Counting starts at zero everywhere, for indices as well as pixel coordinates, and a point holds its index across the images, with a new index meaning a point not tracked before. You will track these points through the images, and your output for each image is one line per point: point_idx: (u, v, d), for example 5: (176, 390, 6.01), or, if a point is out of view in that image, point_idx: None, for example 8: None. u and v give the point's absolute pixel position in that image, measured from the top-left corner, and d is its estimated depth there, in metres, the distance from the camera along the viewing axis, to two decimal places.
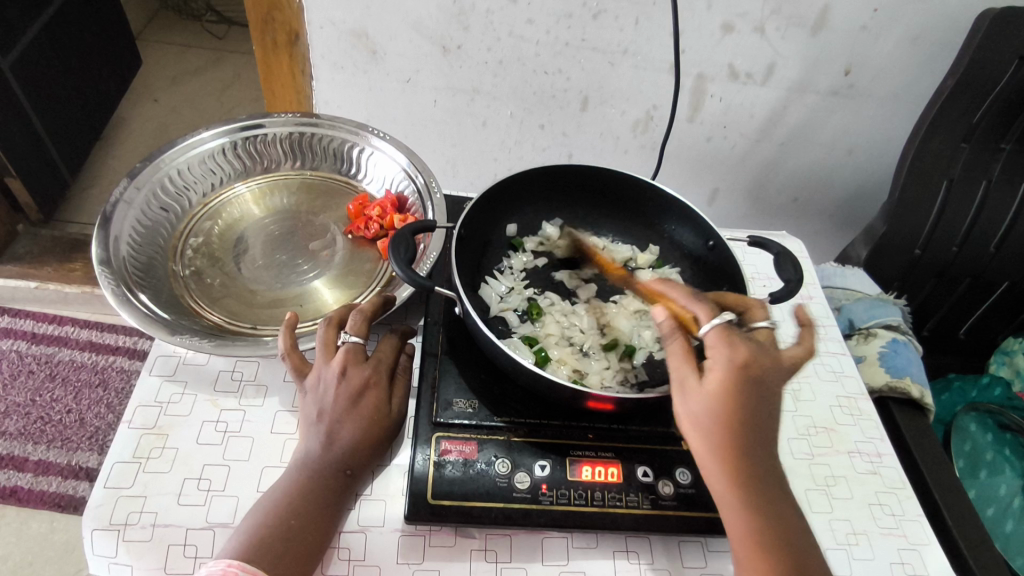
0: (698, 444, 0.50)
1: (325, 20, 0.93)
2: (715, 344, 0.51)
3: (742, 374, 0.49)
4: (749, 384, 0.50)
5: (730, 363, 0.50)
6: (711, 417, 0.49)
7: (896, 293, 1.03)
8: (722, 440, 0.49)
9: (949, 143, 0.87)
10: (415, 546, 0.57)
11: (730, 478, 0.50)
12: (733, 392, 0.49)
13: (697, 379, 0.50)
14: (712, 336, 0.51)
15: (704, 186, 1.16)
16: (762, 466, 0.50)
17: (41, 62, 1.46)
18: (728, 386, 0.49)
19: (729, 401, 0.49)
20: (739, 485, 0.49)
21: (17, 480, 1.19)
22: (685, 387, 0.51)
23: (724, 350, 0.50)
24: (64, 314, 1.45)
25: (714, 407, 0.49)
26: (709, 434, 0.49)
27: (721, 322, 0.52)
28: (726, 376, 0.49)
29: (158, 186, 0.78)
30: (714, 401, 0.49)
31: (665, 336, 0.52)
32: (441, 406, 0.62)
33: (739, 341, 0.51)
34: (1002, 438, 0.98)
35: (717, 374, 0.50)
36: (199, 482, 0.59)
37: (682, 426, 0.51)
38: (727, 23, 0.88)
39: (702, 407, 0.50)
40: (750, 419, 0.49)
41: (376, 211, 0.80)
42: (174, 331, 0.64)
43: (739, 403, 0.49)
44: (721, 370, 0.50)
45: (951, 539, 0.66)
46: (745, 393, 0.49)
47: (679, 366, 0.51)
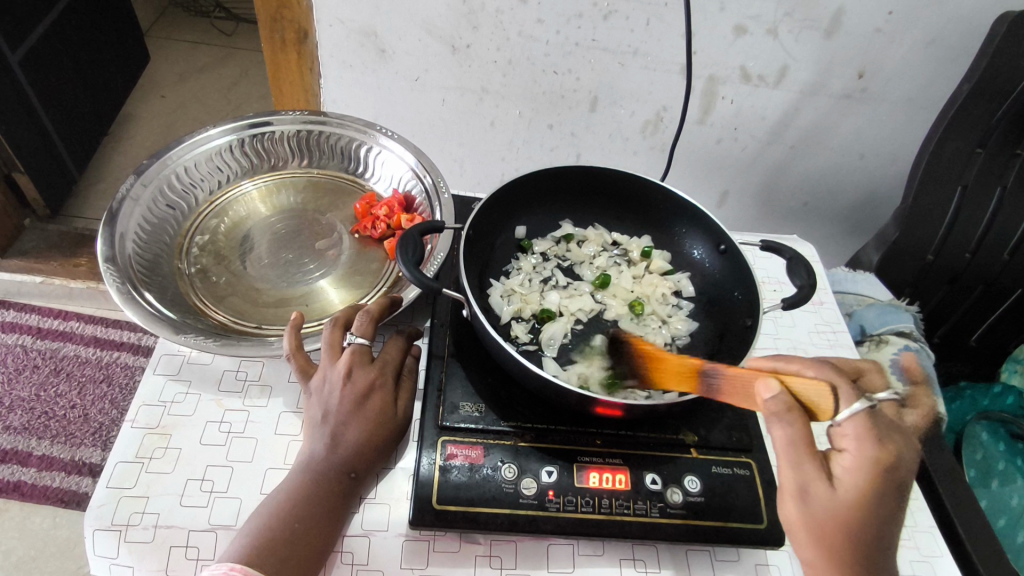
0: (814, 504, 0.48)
1: (334, 18, 0.92)
2: (854, 439, 0.48)
3: (882, 477, 0.47)
4: (888, 488, 0.47)
5: (870, 463, 0.47)
6: (835, 523, 0.47)
7: (908, 299, 1.02)
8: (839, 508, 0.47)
9: (964, 147, 0.85)
10: (418, 551, 0.57)
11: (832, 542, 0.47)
12: (871, 498, 0.47)
13: (825, 480, 0.48)
14: (851, 428, 0.48)
15: (713, 188, 1.14)
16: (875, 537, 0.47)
17: (51, 57, 1.46)
18: (864, 491, 0.47)
19: (865, 507, 0.47)
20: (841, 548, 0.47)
21: (21, 474, 1.19)
22: (809, 492, 0.48)
23: (870, 447, 0.47)
24: (69, 309, 1.44)
25: (843, 514, 0.47)
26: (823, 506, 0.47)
27: (863, 409, 0.47)
28: (862, 478, 0.47)
29: (165, 183, 0.78)
30: (847, 504, 0.47)
31: (776, 416, 0.48)
32: (447, 410, 0.61)
33: (883, 435, 0.48)
34: (1015, 448, 0.96)
35: (853, 475, 0.47)
36: (202, 482, 0.59)
37: (797, 528, 0.49)
38: (739, 24, 0.87)
39: (828, 512, 0.47)
40: (878, 529, 0.47)
41: (383, 210, 0.79)
42: (179, 330, 0.64)
43: (872, 511, 0.47)
44: (859, 470, 0.47)
45: (964, 551, 0.65)
46: (881, 488, 0.47)
47: (798, 462, 0.48)
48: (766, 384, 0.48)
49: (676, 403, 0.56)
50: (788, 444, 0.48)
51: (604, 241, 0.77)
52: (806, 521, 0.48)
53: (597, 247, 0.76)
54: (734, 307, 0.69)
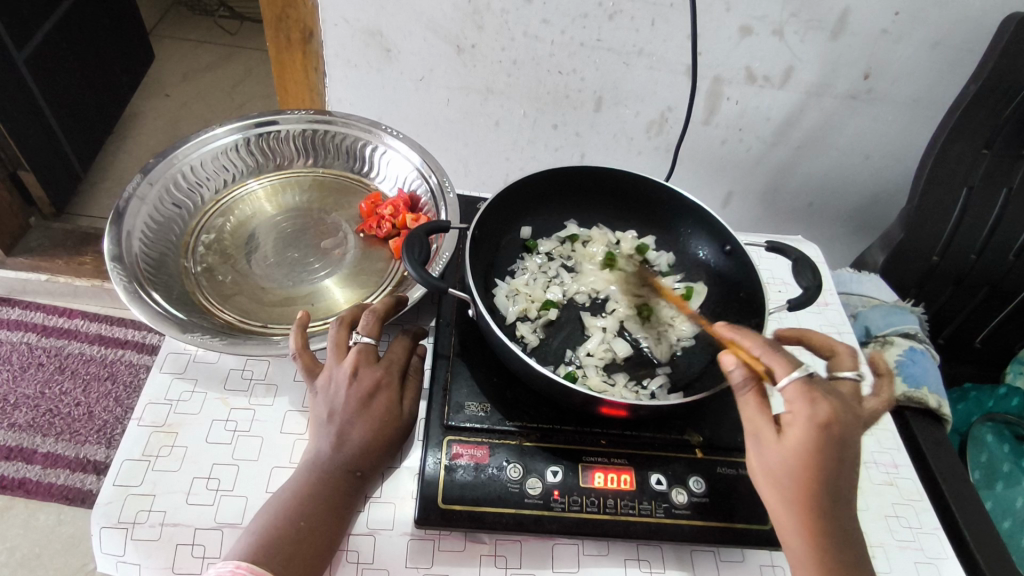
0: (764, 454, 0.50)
1: (339, 17, 0.92)
2: (794, 401, 0.49)
3: (825, 434, 0.47)
4: (832, 446, 0.48)
5: (812, 421, 0.48)
6: (787, 475, 0.48)
7: (913, 300, 1.02)
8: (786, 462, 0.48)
9: (970, 148, 0.85)
10: (423, 550, 0.57)
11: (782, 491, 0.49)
12: (815, 452, 0.47)
13: (773, 434, 0.49)
14: (792, 392, 0.49)
15: (718, 189, 1.14)
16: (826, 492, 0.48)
17: (56, 55, 1.47)
18: (811, 447, 0.48)
19: (809, 460, 0.48)
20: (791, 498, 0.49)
21: (26, 472, 1.20)
22: (761, 445, 0.50)
23: (808, 406, 0.48)
24: (74, 307, 1.45)
25: (790, 464, 0.48)
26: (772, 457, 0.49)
27: (800, 376, 0.49)
28: (805, 436, 0.48)
29: (171, 182, 0.78)
30: (792, 457, 0.48)
31: (736, 387, 0.51)
32: (453, 409, 0.61)
33: (820, 396, 0.49)
34: (1018, 450, 0.96)
35: (796, 433, 0.48)
36: (208, 481, 0.59)
37: (756, 476, 0.51)
38: (745, 24, 0.87)
39: (779, 463, 0.49)
40: (829, 482, 0.48)
41: (389, 210, 0.80)
42: (185, 329, 0.64)
43: (819, 465, 0.48)
44: (800, 427, 0.48)
45: (970, 553, 0.65)
46: (825, 449, 0.48)
47: (753, 419, 0.50)
48: (728, 358, 0.51)
49: (681, 404, 0.56)
50: (745, 408, 0.51)
51: (609, 240, 0.77)
52: (764, 471, 0.50)
53: (601, 245, 0.76)
54: (740, 309, 0.69)
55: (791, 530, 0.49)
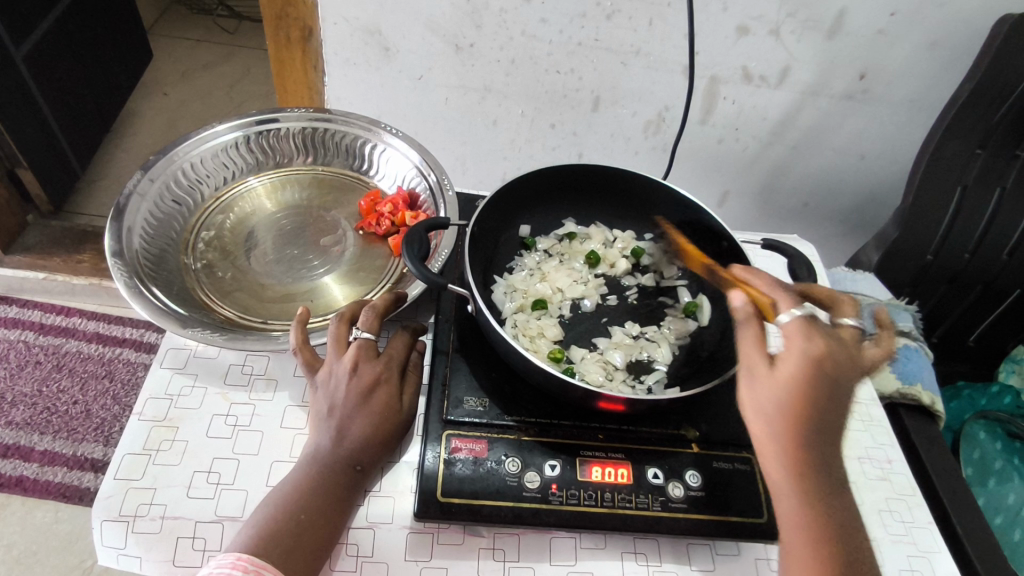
0: (763, 390, 0.49)
1: (339, 16, 0.93)
2: (795, 335, 0.50)
3: (818, 366, 0.49)
4: (823, 377, 0.49)
5: (808, 351, 0.49)
6: (779, 407, 0.48)
7: (908, 299, 1.02)
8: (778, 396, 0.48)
9: (964, 149, 0.86)
10: (423, 543, 0.57)
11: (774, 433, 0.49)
12: (808, 380, 0.48)
13: (766, 366, 0.50)
14: (794, 327, 0.51)
15: (714, 189, 1.15)
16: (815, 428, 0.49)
17: (54, 52, 1.47)
18: (803, 374, 0.49)
19: (802, 390, 0.48)
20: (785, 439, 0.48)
21: (23, 470, 1.20)
22: (753, 376, 0.50)
23: (804, 339, 0.50)
24: (71, 305, 1.45)
25: (782, 394, 0.48)
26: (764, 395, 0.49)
27: (800, 314, 0.51)
28: (801, 365, 0.49)
29: (172, 179, 0.78)
30: (784, 389, 0.49)
31: (741, 322, 0.51)
32: (452, 404, 0.62)
33: (818, 334, 0.51)
34: (1011, 447, 0.97)
35: (793, 361, 0.49)
36: (208, 475, 0.59)
37: (744, 411, 0.50)
38: (742, 25, 0.88)
39: (771, 396, 0.49)
40: (819, 414, 0.48)
41: (387, 207, 0.80)
42: (186, 324, 0.64)
43: (809, 395, 0.48)
44: (796, 354, 0.49)
45: (962, 548, 0.66)
46: (819, 380, 0.48)
47: (748, 351, 0.51)
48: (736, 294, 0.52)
49: (678, 398, 0.57)
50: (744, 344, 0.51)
51: (607, 238, 0.78)
52: (754, 408, 0.50)
53: (597, 242, 0.77)
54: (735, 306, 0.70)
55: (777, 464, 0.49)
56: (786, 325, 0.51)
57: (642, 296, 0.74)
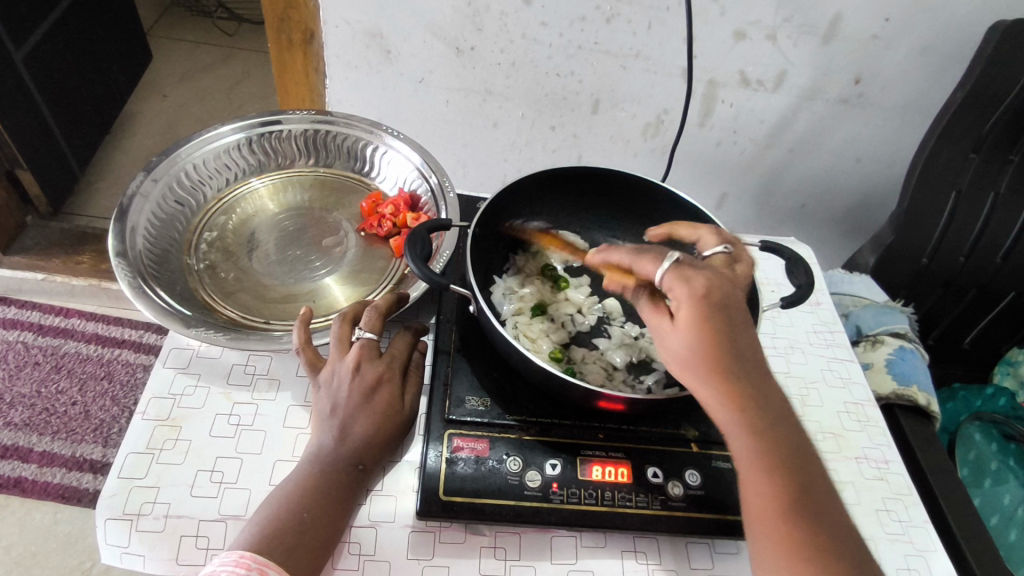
0: (676, 341, 0.47)
1: (340, 19, 0.94)
2: (675, 288, 0.47)
3: (707, 306, 0.46)
4: (719, 313, 0.47)
5: (692, 297, 0.46)
6: (690, 355, 0.47)
7: (904, 301, 1.04)
8: (692, 343, 0.47)
9: (957, 153, 0.87)
10: (425, 541, 0.58)
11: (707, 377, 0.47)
12: (705, 325, 0.46)
13: (669, 323, 0.48)
14: (669, 281, 0.47)
15: (712, 191, 1.16)
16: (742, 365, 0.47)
17: (54, 53, 1.47)
18: (698, 318, 0.46)
19: (705, 331, 0.46)
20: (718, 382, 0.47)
21: (22, 470, 1.20)
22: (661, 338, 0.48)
23: (682, 287, 0.47)
24: (70, 306, 1.45)
25: (693, 344, 0.46)
26: (681, 346, 0.47)
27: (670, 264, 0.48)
28: (695, 312, 0.46)
29: (175, 179, 0.79)
30: (689, 338, 0.47)
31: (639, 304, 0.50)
32: (454, 403, 0.62)
33: (693, 273, 0.47)
34: (1006, 448, 0.98)
35: (686, 312, 0.46)
36: (211, 474, 0.60)
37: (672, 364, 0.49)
38: (739, 29, 0.89)
39: (680, 347, 0.47)
40: (735, 349, 0.47)
41: (389, 209, 0.81)
42: (189, 324, 0.65)
43: (714, 335, 0.46)
44: (683, 304, 0.46)
45: (958, 547, 0.67)
46: (715, 320, 0.46)
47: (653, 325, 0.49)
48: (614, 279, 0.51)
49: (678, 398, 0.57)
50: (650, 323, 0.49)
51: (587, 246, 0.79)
52: (675, 358, 0.48)
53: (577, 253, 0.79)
54: None
55: (719, 410, 0.48)
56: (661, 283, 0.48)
57: None
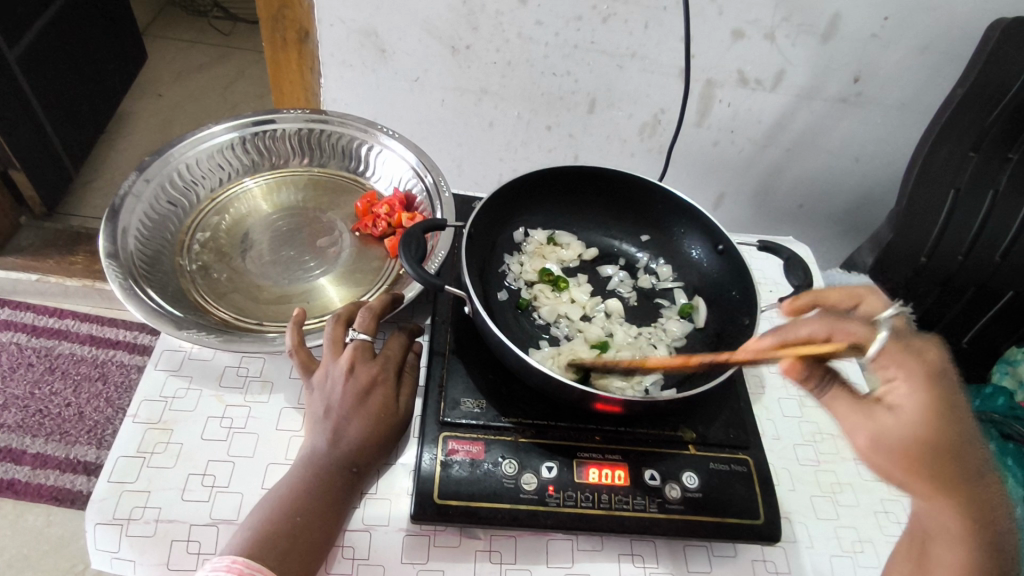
0: (898, 436, 0.44)
1: (335, 18, 0.93)
2: (892, 366, 0.45)
3: (937, 389, 0.44)
4: (949, 400, 0.44)
5: (922, 380, 0.44)
6: (922, 451, 0.43)
7: (902, 301, 1.03)
8: (917, 435, 0.43)
9: (956, 152, 0.87)
10: (419, 545, 0.57)
11: (929, 473, 0.44)
12: (940, 411, 0.44)
13: (887, 413, 0.44)
14: (887, 359, 0.45)
15: (709, 191, 1.16)
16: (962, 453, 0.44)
17: (48, 53, 1.46)
18: (929, 403, 0.44)
19: (937, 422, 0.43)
20: (937, 477, 0.44)
21: (15, 473, 1.19)
22: (877, 431, 0.44)
23: (902, 364, 0.45)
24: (64, 307, 1.44)
25: (924, 436, 0.43)
26: (897, 438, 0.44)
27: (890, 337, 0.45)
28: (926, 398, 0.44)
29: (167, 179, 0.78)
30: (918, 428, 0.43)
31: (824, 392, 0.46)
32: (449, 405, 0.62)
33: (913, 351, 0.46)
34: (1005, 448, 0.98)
35: (914, 400, 0.44)
36: (203, 477, 0.59)
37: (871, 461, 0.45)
38: (737, 28, 0.88)
39: (902, 440, 0.44)
40: (961, 438, 0.44)
41: (384, 209, 0.80)
42: (181, 326, 0.64)
43: (945, 425, 0.44)
44: (911, 391, 0.44)
45: None
46: (947, 407, 0.44)
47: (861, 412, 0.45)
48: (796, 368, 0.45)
49: (675, 399, 0.57)
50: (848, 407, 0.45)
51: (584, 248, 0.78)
52: (887, 455, 0.44)
53: (574, 255, 0.77)
54: (731, 307, 0.70)
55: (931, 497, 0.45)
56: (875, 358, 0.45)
57: (640, 297, 0.75)
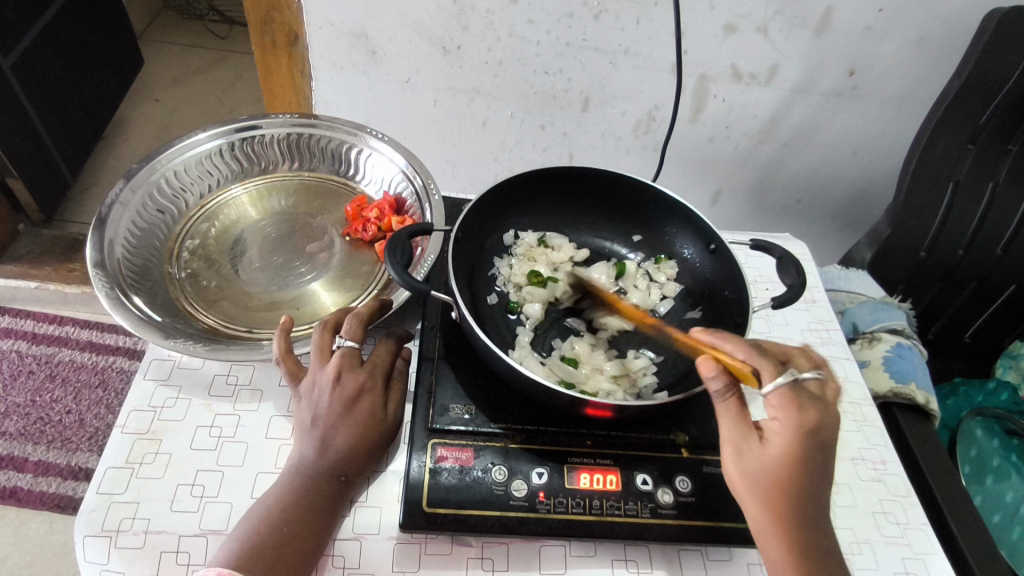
0: (751, 462, 0.50)
1: (324, 20, 0.92)
2: (779, 407, 0.50)
3: (808, 441, 0.49)
4: (814, 451, 0.50)
5: (796, 428, 0.49)
6: (766, 477, 0.50)
7: (902, 296, 1.02)
8: (770, 469, 0.50)
9: (954, 144, 0.85)
10: (410, 553, 0.57)
11: (764, 499, 0.50)
12: (798, 457, 0.49)
13: (755, 441, 0.51)
14: (775, 399, 0.50)
15: (707, 187, 1.15)
16: (800, 495, 0.50)
17: (43, 60, 1.46)
18: (792, 448, 0.49)
19: (791, 463, 0.49)
20: (771, 506, 0.50)
21: (16, 480, 1.19)
22: (742, 453, 0.51)
23: (792, 413, 0.49)
24: (64, 314, 1.44)
25: (772, 469, 0.50)
26: (750, 463, 0.50)
27: (784, 383, 0.50)
28: (791, 443, 0.49)
29: (155, 187, 0.78)
30: (773, 462, 0.50)
31: (715, 394, 0.52)
32: (437, 412, 0.61)
33: (806, 403, 0.50)
34: (1008, 444, 0.97)
35: (781, 439, 0.50)
36: (192, 487, 0.59)
37: (734, 484, 0.52)
38: (730, 23, 0.87)
39: (756, 465, 0.50)
40: (808, 482, 0.50)
41: (374, 213, 0.79)
42: (168, 335, 0.64)
43: (800, 468, 0.49)
44: (786, 435, 0.50)
45: (959, 552, 0.64)
46: (808, 455, 0.49)
47: (732, 423, 0.52)
48: (708, 366, 0.51)
49: (667, 402, 0.56)
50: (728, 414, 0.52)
51: (575, 253, 0.76)
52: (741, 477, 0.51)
53: (565, 258, 0.76)
54: (724, 306, 0.69)
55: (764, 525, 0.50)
56: (768, 396, 0.51)
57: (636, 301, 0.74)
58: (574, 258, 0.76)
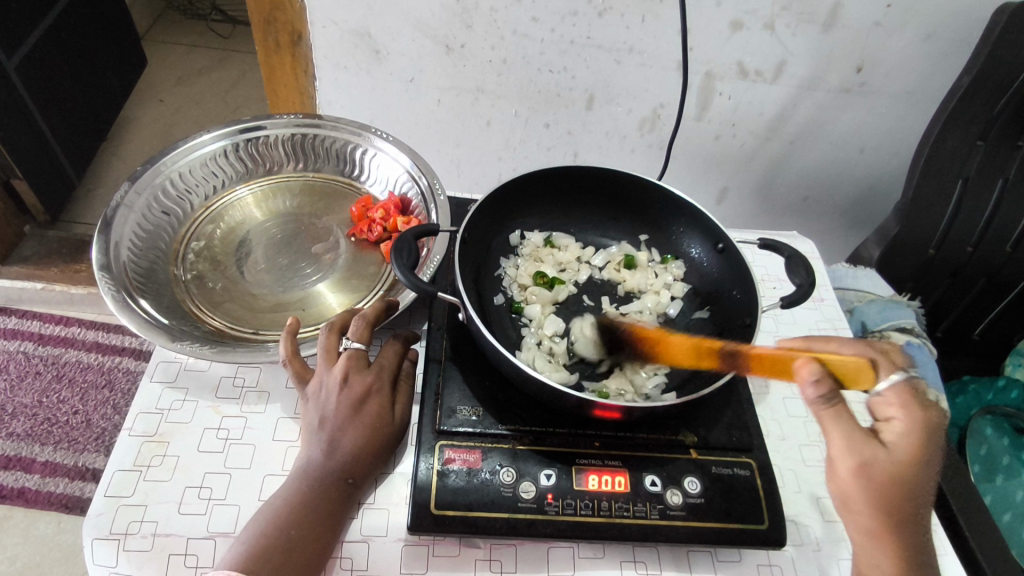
0: (879, 468, 0.50)
1: (327, 20, 0.92)
2: (897, 407, 0.52)
3: (927, 441, 0.51)
4: (930, 452, 0.51)
5: (919, 429, 0.51)
6: (891, 481, 0.49)
7: (911, 294, 1.02)
8: (892, 473, 0.50)
9: (964, 141, 0.85)
10: (418, 556, 0.56)
11: (884, 503, 0.49)
12: (919, 457, 0.50)
13: (880, 445, 0.50)
14: (892, 397, 0.52)
15: (713, 185, 1.14)
16: (916, 497, 0.50)
17: (47, 61, 1.46)
18: (915, 447, 0.50)
19: (913, 465, 0.50)
20: (889, 510, 0.50)
21: (24, 481, 1.19)
22: (869, 461, 0.50)
23: (913, 412, 0.51)
24: (70, 315, 1.45)
25: (898, 470, 0.50)
26: (876, 468, 0.50)
27: (898, 381, 0.51)
28: (914, 441, 0.50)
29: (159, 189, 0.77)
30: (900, 463, 0.50)
31: (814, 400, 0.50)
32: (445, 414, 0.61)
33: (921, 403, 0.52)
34: (1018, 442, 0.96)
35: (905, 439, 0.51)
36: (200, 490, 0.58)
37: (846, 488, 0.51)
38: (736, 19, 0.86)
39: (883, 469, 0.50)
40: (923, 483, 0.51)
41: (379, 213, 0.79)
42: (174, 337, 0.64)
43: (919, 469, 0.50)
44: (909, 436, 0.51)
45: (969, 550, 0.64)
46: (926, 456, 0.51)
47: (852, 430, 0.50)
48: (809, 370, 0.49)
49: (675, 404, 0.55)
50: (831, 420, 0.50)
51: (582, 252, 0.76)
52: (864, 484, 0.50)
53: (571, 258, 0.75)
54: (732, 305, 0.68)
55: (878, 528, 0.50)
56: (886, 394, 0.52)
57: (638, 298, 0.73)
58: (580, 258, 0.76)
